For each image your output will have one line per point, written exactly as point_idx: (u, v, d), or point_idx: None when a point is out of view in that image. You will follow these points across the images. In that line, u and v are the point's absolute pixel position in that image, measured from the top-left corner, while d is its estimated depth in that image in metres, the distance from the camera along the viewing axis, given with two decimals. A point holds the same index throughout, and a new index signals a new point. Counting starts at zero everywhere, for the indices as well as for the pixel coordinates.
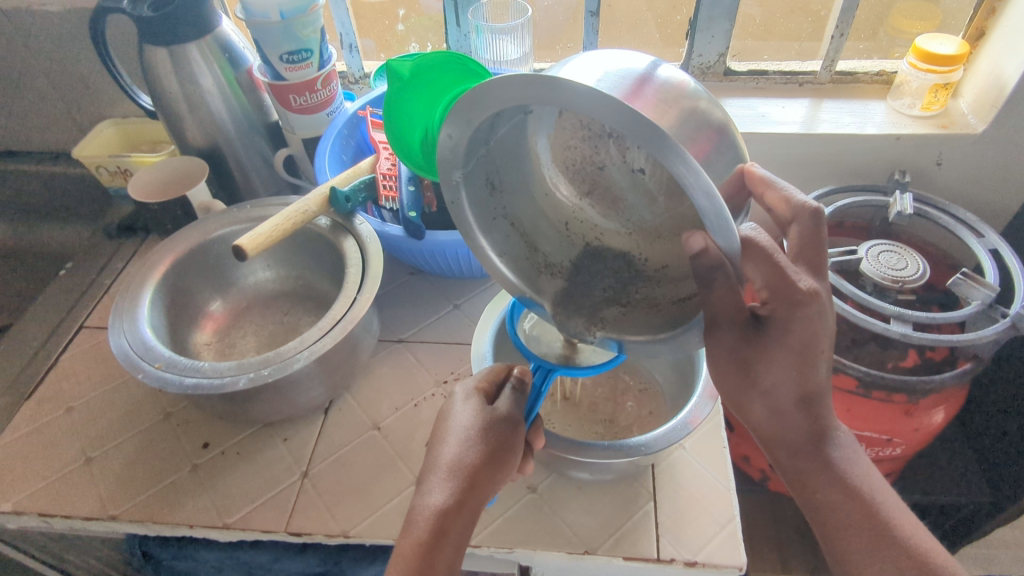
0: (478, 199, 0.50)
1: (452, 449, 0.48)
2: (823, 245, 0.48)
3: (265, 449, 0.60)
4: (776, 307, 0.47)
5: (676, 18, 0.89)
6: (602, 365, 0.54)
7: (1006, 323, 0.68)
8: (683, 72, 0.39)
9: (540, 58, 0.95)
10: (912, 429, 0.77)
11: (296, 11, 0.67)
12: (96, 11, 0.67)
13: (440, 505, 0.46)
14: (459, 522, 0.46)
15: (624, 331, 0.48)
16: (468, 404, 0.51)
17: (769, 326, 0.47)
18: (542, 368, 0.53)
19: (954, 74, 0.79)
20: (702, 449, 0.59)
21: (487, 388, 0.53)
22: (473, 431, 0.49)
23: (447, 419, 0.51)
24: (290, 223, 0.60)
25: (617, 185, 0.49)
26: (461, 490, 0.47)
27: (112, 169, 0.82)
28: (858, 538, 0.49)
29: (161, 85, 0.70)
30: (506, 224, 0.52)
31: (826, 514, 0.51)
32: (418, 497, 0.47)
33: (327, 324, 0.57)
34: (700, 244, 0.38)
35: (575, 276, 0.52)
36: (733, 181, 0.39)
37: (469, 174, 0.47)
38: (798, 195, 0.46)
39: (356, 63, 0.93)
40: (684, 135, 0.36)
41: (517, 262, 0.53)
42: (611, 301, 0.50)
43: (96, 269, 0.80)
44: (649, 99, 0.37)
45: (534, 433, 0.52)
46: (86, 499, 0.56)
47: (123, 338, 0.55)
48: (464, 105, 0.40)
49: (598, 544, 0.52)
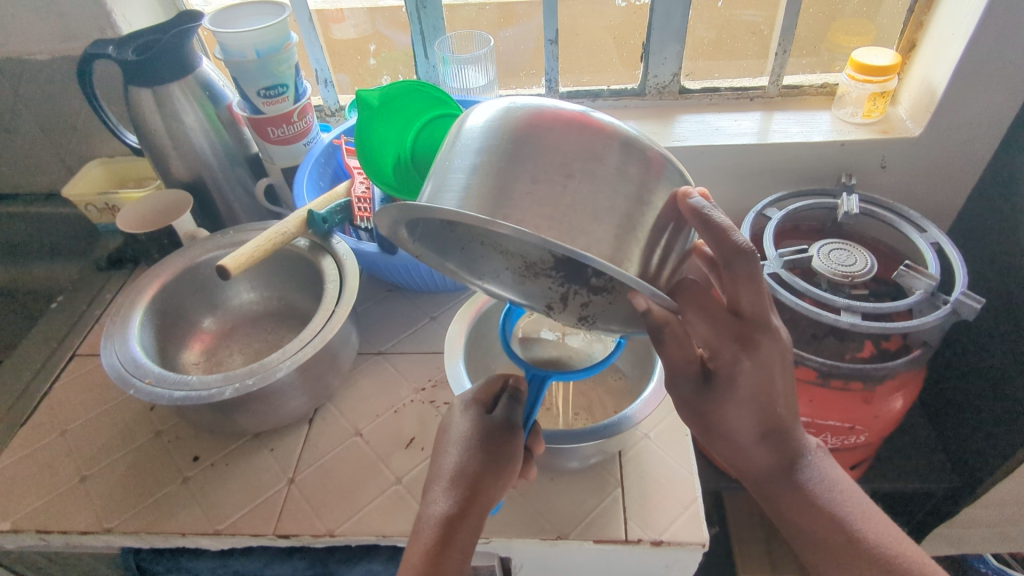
0: (443, 241, 0.54)
1: (453, 458, 0.52)
2: (761, 280, 0.44)
3: (252, 458, 0.63)
4: (720, 364, 0.48)
5: (630, 42, 0.95)
6: (597, 365, 0.56)
7: (948, 308, 0.72)
8: (609, 116, 0.42)
9: (506, 86, 1.01)
10: (873, 415, 0.81)
11: (270, 49, 0.72)
12: (83, 56, 0.71)
13: (446, 512, 0.49)
14: (465, 527, 0.49)
15: (611, 323, 0.52)
16: (467, 414, 0.55)
17: (716, 372, 0.49)
18: (537, 378, 0.54)
19: (890, 83, 0.85)
20: (665, 437, 0.63)
21: (483, 400, 0.55)
22: (469, 441, 0.52)
23: (444, 432, 0.55)
24: (270, 244, 0.64)
25: None
26: (462, 500, 0.50)
27: (100, 206, 0.86)
28: (801, 513, 0.52)
29: (146, 123, 0.75)
30: (477, 244, 0.56)
31: (782, 501, 0.53)
32: (424, 506, 0.51)
33: (308, 336, 0.61)
34: (643, 305, 0.48)
35: (558, 270, 0.55)
36: (664, 211, 0.43)
37: (422, 235, 0.51)
38: (733, 232, 0.42)
39: (332, 97, 0.99)
40: (604, 205, 0.40)
41: (500, 277, 0.55)
42: (596, 292, 0.53)
43: (87, 300, 0.83)
44: (572, 166, 0.40)
45: (534, 439, 0.55)
46: (82, 514, 0.58)
47: (114, 357, 0.59)
48: (392, 209, 0.42)
49: (571, 529, 0.55)
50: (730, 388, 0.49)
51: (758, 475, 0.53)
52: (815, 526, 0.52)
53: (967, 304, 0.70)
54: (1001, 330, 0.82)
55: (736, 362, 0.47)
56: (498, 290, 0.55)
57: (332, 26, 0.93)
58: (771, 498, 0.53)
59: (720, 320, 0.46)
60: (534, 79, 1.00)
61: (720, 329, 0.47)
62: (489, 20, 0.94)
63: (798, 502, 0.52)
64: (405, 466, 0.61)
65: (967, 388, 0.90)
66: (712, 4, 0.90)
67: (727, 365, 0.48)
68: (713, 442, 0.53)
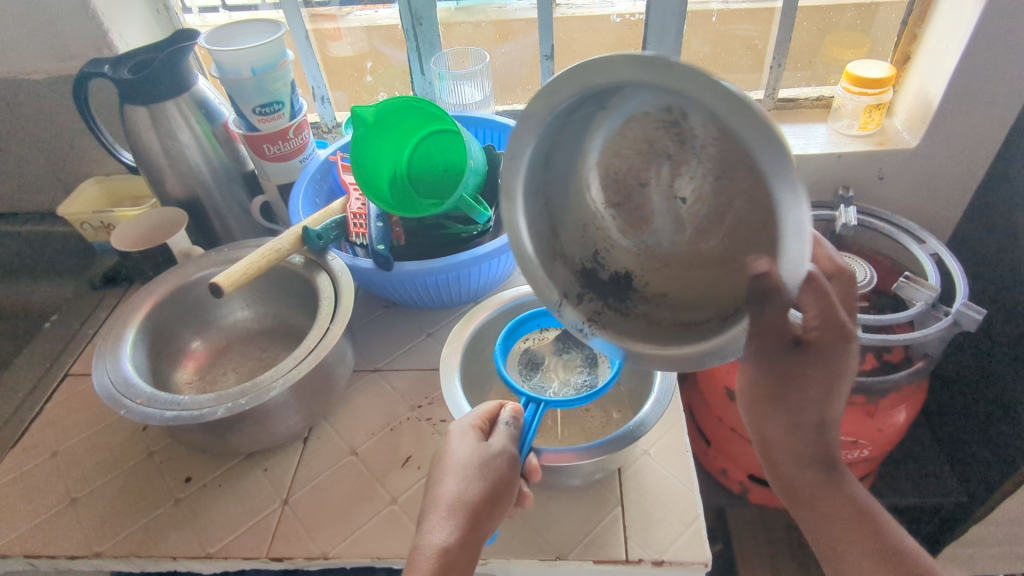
0: (533, 166, 0.46)
1: (452, 485, 0.49)
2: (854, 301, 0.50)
3: (246, 478, 0.62)
4: (822, 335, 0.47)
5: (625, 57, 0.95)
6: (591, 393, 0.57)
7: (949, 320, 0.71)
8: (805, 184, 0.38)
9: (502, 101, 1.03)
10: (878, 429, 0.80)
11: (266, 67, 0.72)
12: (78, 74, 0.71)
13: (442, 543, 0.47)
14: (463, 556, 0.47)
15: (613, 335, 0.48)
16: (464, 439, 0.52)
17: (812, 343, 0.48)
18: (533, 402, 0.55)
19: (886, 95, 0.85)
20: (666, 454, 0.61)
21: (481, 425, 0.54)
22: (471, 465, 0.50)
23: (443, 455, 0.52)
24: (264, 261, 0.63)
25: (651, 208, 0.43)
26: (463, 525, 0.48)
27: (95, 224, 0.86)
28: (825, 503, 0.53)
29: (142, 140, 0.74)
30: (543, 201, 0.48)
31: (807, 488, 0.54)
32: (419, 538, 0.48)
33: (301, 354, 0.60)
34: (763, 267, 0.35)
35: (585, 277, 0.50)
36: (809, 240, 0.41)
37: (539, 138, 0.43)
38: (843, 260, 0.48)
39: (328, 114, 0.99)
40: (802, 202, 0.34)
41: (539, 244, 0.50)
42: (607, 308, 0.49)
43: (81, 318, 0.82)
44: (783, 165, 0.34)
45: (530, 466, 0.53)
46: (71, 539, 0.57)
47: (105, 377, 0.58)
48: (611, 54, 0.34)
49: (570, 549, 0.54)
50: (809, 371, 0.49)
51: (789, 461, 0.54)
52: (824, 509, 0.53)
53: (968, 314, 0.69)
54: (1002, 343, 0.81)
55: (840, 344, 0.48)
56: (527, 252, 0.50)
57: (329, 43, 0.94)
58: (796, 487, 0.54)
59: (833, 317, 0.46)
60: (531, 94, 1.01)
61: (835, 318, 0.46)
62: (485, 37, 0.94)
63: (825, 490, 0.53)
64: (400, 486, 0.60)
65: (971, 403, 0.88)
66: (705, 19, 0.90)
67: (830, 341, 0.48)
68: (764, 414, 0.53)
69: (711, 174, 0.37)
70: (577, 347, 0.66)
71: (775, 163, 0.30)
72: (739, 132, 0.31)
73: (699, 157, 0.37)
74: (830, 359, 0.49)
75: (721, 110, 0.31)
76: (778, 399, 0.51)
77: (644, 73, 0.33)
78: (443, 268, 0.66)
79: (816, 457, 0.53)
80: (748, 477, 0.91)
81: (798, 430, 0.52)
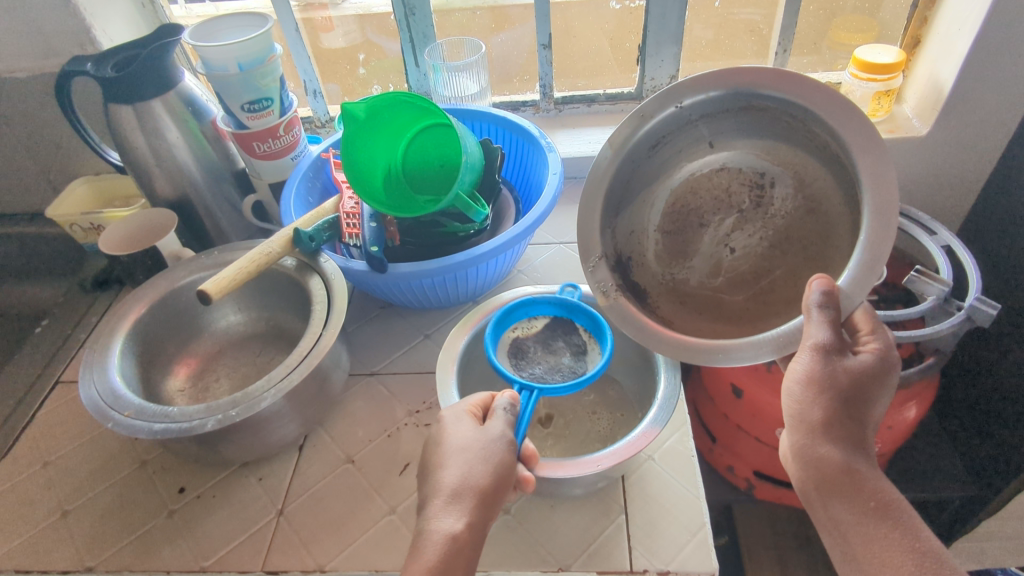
0: (643, 142, 0.48)
1: (454, 471, 0.47)
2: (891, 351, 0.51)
3: (242, 489, 0.60)
4: (869, 365, 0.47)
5: (624, 46, 0.92)
6: (585, 380, 0.56)
7: (961, 315, 0.69)
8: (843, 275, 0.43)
9: (499, 92, 1.01)
10: (886, 426, 0.78)
11: (253, 63, 0.70)
12: (60, 73, 0.68)
13: (451, 530, 0.45)
14: (471, 549, 0.45)
15: (634, 316, 0.50)
16: (459, 424, 0.51)
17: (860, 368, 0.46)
18: (526, 388, 0.54)
19: (894, 81, 0.82)
20: (671, 460, 0.60)
21: (476, 412, 0.52)
22: (474, 450, 0.48)
23: (438, 438, 0.51)
24: (254, 266, 0.61)
25: (700, 247, 0.48)
26: (472, 511, 0.46)
27: (85, 226, 0.83)
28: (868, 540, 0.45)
29: (127, 140, 0.72)
30: (627, 176, 0.49)
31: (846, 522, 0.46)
32: (423, 523, 0.46)
33: (294, 361, 0.58)
34: (826, 289, 0.42)
35: (621, 268, 0.51)
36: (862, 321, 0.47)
37: (675, 116, 0.46)
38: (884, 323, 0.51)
39: (321, 108, 0.96)
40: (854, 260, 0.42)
41: (606, 211, 0.50)
42: (628, 297, 0.50)
43: (72, 323, 0.81)
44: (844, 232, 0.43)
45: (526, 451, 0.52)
46: (62, 553, 0.56)
47: (93, 389, 0.56)
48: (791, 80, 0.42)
49: (572, 560, 0.53)
50: (871, 393, 0.47)
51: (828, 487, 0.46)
52: (888, 553, 0.44)
53: (982, 310, 0.67)
54: (1009, 336, 0.79)
55: (885, 375, 0.47)
56: (594, 209, 0.50)
57: (321, 35, 0.91)
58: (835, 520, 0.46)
59: (890, 347, 0.49)
60: (528, 84, 0.99)
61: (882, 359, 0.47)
62: (480, 26, 0.92)
63: (866, 523, 0.45)
64: (398, 495, 0.59)
65: (979, 395, 0.87)
66: (708, 4, 0.87)
67: (879, 369, 0.47)
68: (822, 436, 0.46)
69: (769, 239, 0.46)
70: (566, 336, 0.65)
71: (878, 229, 0.40)
72: (863, 208, 0.41)
73: (767, 222, 0.46)
74: (886, 386, 0.48)
75: (857, 179, 0.41)
76: (842, 417, 0.46)
77: (794, 118, 0.43)
78: (440, 270, 0.63)
79: (869, 493, 0.46)
80: (754, 474, 0.89)
81: (852, 456, 0.46)
